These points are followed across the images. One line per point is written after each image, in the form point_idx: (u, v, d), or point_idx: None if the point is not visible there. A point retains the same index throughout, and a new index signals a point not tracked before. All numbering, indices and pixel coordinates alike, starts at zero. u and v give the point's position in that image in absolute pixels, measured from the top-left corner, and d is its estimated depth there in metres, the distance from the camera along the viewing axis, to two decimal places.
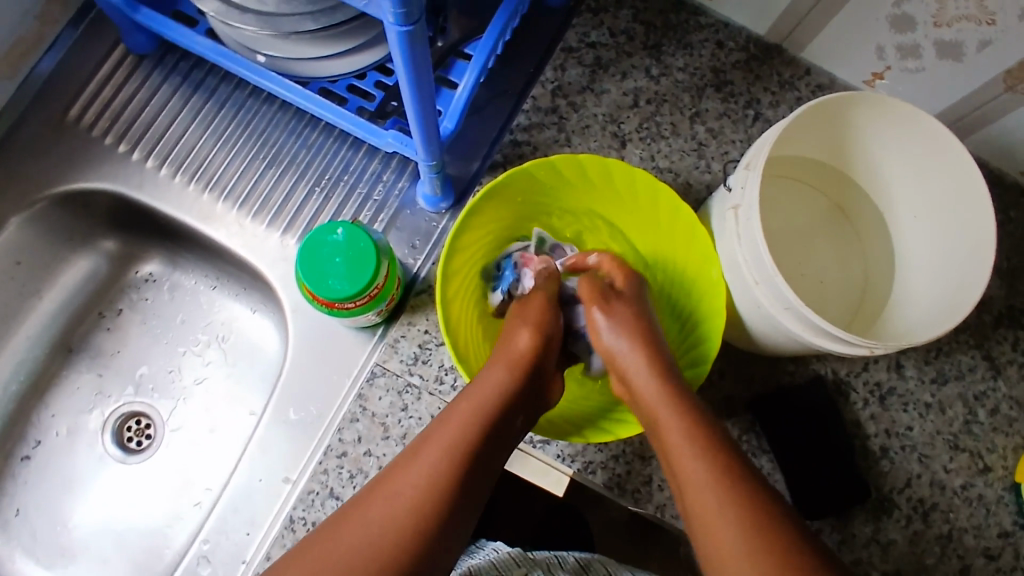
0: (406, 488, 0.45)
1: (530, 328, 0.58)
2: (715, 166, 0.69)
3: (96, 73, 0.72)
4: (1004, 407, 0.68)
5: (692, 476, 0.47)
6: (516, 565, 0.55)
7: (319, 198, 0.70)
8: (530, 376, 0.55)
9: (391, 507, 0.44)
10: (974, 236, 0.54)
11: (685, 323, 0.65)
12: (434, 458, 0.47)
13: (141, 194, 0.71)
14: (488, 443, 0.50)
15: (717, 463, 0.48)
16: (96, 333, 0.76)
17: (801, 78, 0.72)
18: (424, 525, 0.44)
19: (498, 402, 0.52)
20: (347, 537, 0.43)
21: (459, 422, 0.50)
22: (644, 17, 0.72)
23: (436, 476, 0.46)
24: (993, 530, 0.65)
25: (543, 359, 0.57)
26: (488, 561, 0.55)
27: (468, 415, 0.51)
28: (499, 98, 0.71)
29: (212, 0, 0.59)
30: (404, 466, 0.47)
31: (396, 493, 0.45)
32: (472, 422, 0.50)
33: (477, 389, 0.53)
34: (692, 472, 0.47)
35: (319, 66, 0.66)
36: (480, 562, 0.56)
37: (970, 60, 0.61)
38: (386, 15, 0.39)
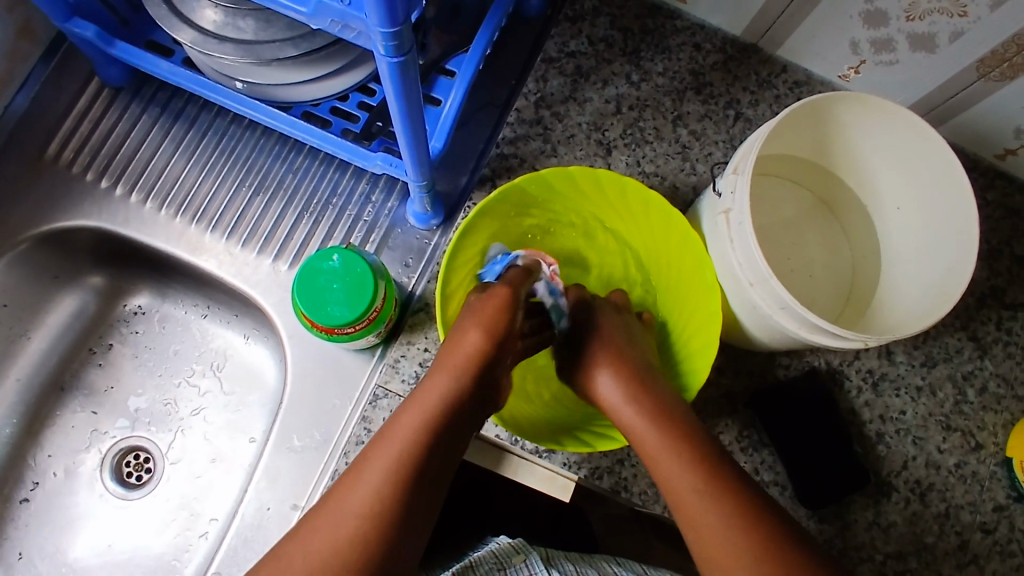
0: (345, 511, 0.45)
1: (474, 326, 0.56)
2: (700, 168, 0.70)
3: (72, 108, 0.71)
4: (992, 385, 0.70)
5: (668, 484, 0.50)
6: (515, 551, 0.55)
7: (309, 222, 0.70)
8: (476, 380, 0.53)
9: (346, 524, 0.44)
10: (958, 224, 0.56)
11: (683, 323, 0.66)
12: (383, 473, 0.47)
13: (128, 229, 0.70)
14: (435, 451, 0.49)
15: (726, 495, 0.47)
16: (87, 370, 0.75)
17: (778, 75, 0.73)
18: (370, 540, 0.44)
19: (439, 412, 0.51)
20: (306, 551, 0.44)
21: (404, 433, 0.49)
22: (622, 24, 0.73)
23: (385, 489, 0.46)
24: (988, 505, 0.67)
25: (493, 355, 0.55)
26: (488, 551, 0.56)
27: (413, 428, 0.49)
28: (483, 112, 0.72)
29: (189, 30, 0.59)
30: (352, 484, 0.47)
31: (348, 513, 0.45)
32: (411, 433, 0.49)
33: (422, 397, 0.52)
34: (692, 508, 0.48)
35: (300, 90, 0.65)
36: (480, 554, 0.56)
37: (943, 51, 0.63)
38: (378, 47, 0.39)
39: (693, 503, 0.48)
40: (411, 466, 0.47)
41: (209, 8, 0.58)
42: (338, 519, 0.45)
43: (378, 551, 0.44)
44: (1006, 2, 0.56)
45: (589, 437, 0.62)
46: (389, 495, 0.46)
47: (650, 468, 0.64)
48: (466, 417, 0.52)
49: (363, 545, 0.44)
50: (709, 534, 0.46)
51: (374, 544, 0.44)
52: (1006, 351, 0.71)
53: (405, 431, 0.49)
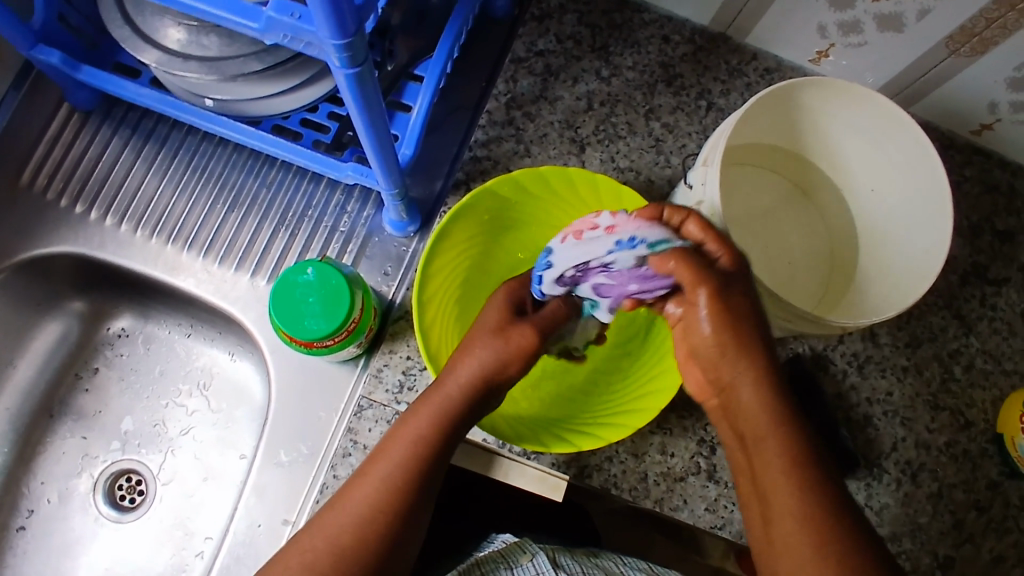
0: (369, 487, 0.48)
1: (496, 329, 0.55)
2: (674, 160, 0.70)
3: (44, 134, 0.71)
4: (979, 362, 0.70)
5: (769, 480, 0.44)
6: (521, 551, 0.55)
7: (285, 235, 0.70)
8: (500, 369, 0.53)
9: (348, 520, 0.46)
10: (931, 204, 0.56)
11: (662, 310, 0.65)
12: (387, 473, 0.48)
13: (105, 252, 0.70)
14: (448, 446, 0.50)
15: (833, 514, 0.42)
16: (75, 395, 0.75)
17: (748, 63, 0.73)
18: (391, 515, 0.47)
19: (458, 399, 0.52)
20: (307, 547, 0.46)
21: (414, 429, 0.50)
22: (589, 20, 0.73)
23: (390, 488, 0.47)
24: (981, 482, 0.67)
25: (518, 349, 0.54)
26: (494, 550, 0.56)
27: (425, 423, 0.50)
28: (455, 116, 0.72)
29: (153, 51, 0.59)
30: (361, 478, 0.48)
31: (359, 506, 0.47)
32: (432, 419, 0.50)
33: (442, 384, 0.52)
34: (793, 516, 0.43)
35: (268, 105, 0.65)
36: (486, 553, 0.57)
37: (910, 30, 0.63)
38: (332, 59, 0.39)
39: (796, 524, 0.42)
40: (420, 461, 0.49)
41: (173, 27, 0.58)
42: (342, 511, 0.47)
43: (380, 548, 0.46)
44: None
45: (573, 436, 0.62)
46: (393, 492, 0.47)
47: (638, 463, 0.64)
48: (485, 404, 0.53)
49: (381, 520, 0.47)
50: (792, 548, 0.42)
51: (393, 519, 0.47)
52: (991, 327, 0.71)
53: (416, 427, 0.50)
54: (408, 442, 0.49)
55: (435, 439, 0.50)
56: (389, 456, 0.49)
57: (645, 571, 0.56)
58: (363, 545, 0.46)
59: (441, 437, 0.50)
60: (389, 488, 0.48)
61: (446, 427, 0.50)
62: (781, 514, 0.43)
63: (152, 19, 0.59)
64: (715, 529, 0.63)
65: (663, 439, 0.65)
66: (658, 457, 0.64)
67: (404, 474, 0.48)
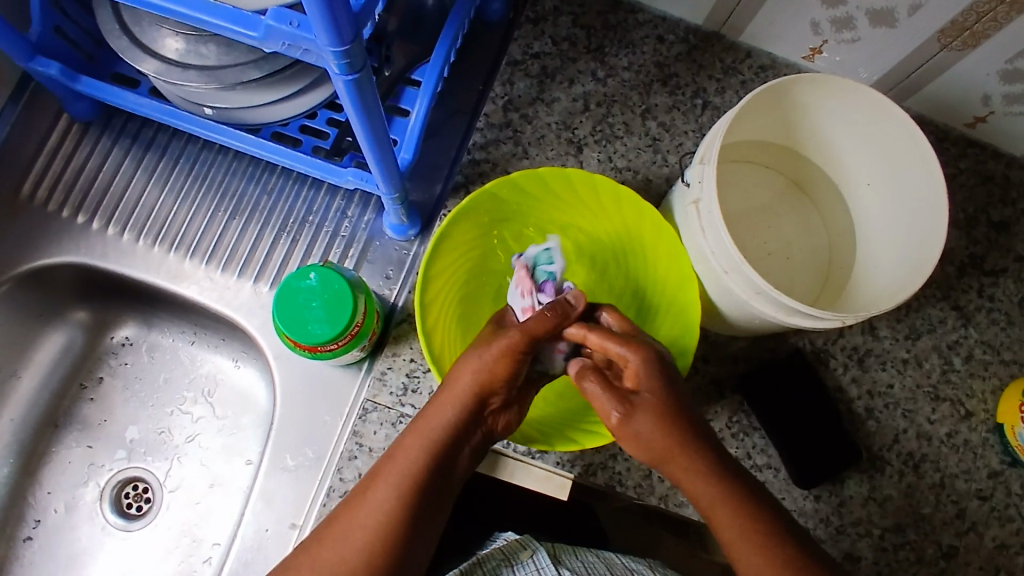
0: (356, 530, 0.47)
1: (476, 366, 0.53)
2: (671, 159, 0.71)
3: (43, 145, 0.71)
4: (978, 352, 0.70)
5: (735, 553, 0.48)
6: (522, 547, 0.56)
7: (287, 241, 0.70)
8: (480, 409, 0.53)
9: (347, 555, 0.46)
10: (926, 196, 0.56)
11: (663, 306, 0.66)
12: (382, 505, 0.48)
13: (107, 262, 0.71)
14: (435, 484, 0.50)
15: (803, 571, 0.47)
16: (79, 405, 0.75)
17: (742, 61, 0.74)
18: (381, 557, 0.47)
19: (442, 440, 0.51)
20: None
21: (409, 463, 0.50)
22: (584, 22, 0.73)
23: (387, 521, 0.47)
24: (983, 472, 0.68)
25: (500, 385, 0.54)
26: (495, 548, 0.57)
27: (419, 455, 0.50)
28: (452, 119, 0.72)
29: (152, 61, 0.59)
30: (355, 513, 0.48)
31: (348, 548, 0.47)
32: (418, 460, 0.50)
33: (426, 421, 0.52)
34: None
35: (268, 112, 0.65)
36: (487, 552, 0.57)
37: (903, 24, 0.64)
38: (331, 66, 0.40)
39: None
40: (414, 493, 0.49)
41: (171, 37, 0.59)
42: (338, 546, 0.47)
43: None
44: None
45: (578, 435, 0.62)
46: (390, 526, 0.47)
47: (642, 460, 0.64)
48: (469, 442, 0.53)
49: (371, 563, 0.46)
50: None
51: (383, 561, 0.47)
52: (989, 318, 0.71)
53: (409, 458, 0.50)
54: (402, 474, 0.49)
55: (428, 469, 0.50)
56: (385, 490, 0.49)
57: (647, 566, 0.57)
58: None
59: (434, 467, 0.50)
60: (387, 521, 0.47)
61: (438, 458, 0.51)
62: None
63: (151, 29, 0.59)
64: None
65: None
66: None
67: (401, 507, 0.48)
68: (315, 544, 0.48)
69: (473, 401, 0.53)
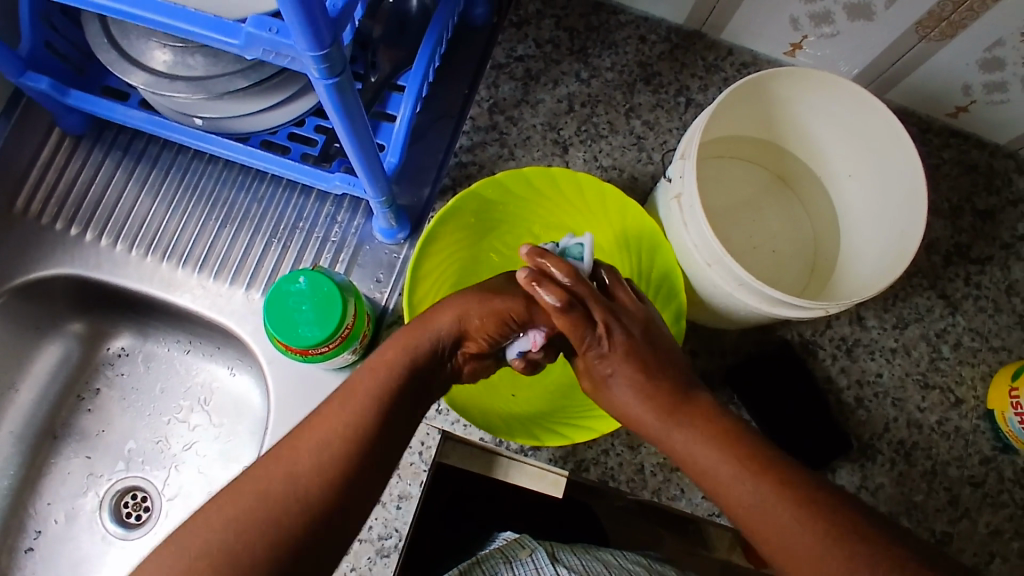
0: (329, 438, 0.48)
1: (455, 311, 0.54)
2: (656, 157, 0.72)
3: (36, 159, 0.72)
4: (966, 340, 0.71)
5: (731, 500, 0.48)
6: (520, 547, 0.57)
7: (278, 248, 0.71)
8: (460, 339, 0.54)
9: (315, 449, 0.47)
10: (906, 185, 0.57)
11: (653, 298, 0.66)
12: (354, 405, 0.49)
13: (101, 273, 0.72)
14: (406, 399, 0.51)
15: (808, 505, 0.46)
16: (77, 416, 0.76)
17: (724, 59, 0.75)
18: (349, 463, 0.47)
19: (423, 357, 0.53)
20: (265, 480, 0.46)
21: (383, 371, 0.51)
22: (567, 24, 0.74)
23: (357, 422, 0.49)
24: (975, 459, 0.68)
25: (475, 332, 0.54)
26: (493, 548, 0.59)
27: (394, 365, 0.51)
28: (439, 124, 0.73)
29: (140, 73, 0.60)
30: (325, 414, 0.49)
31: (319, 455, 0.47)
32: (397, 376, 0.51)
33: (407, 340, 0.53)
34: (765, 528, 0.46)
35: (255, 121, 0.66)
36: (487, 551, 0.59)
37: (880, 17, 0.64)
38: (311, 71, 0.40)
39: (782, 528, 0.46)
40: (389, 404, 0.50)
41: (159, 49, 0.60)
42: (311, 453, 0.47)
43: (352, 481, 0.47)
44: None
45: (567, 430, 0.63)
46: (360, 427, 0.49)
47: (634, 454, 0.64)
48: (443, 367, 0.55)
49: (341, 469, 0.47)
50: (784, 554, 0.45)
51: (353, 467, 0.48)
52: (976, 305, 0.72)
53: (384, 366, 0.51)
54: (376, 381, 0.51)
55: (400, 384, 0.51)
56: (357, 392, 0.50)
57: (644, 567, 0.56)
58: (324, 490, 0.46)
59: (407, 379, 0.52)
60: (356, 422, 0.49)
61: (413, 371, 0.52)
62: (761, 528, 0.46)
63: (139, 43, 0.61)
64: (713, 516, 0.63)
65: None
66: (654, 447, 0.64)
67: (372, 411, 0.49)
68: (282, 446, 0.48)
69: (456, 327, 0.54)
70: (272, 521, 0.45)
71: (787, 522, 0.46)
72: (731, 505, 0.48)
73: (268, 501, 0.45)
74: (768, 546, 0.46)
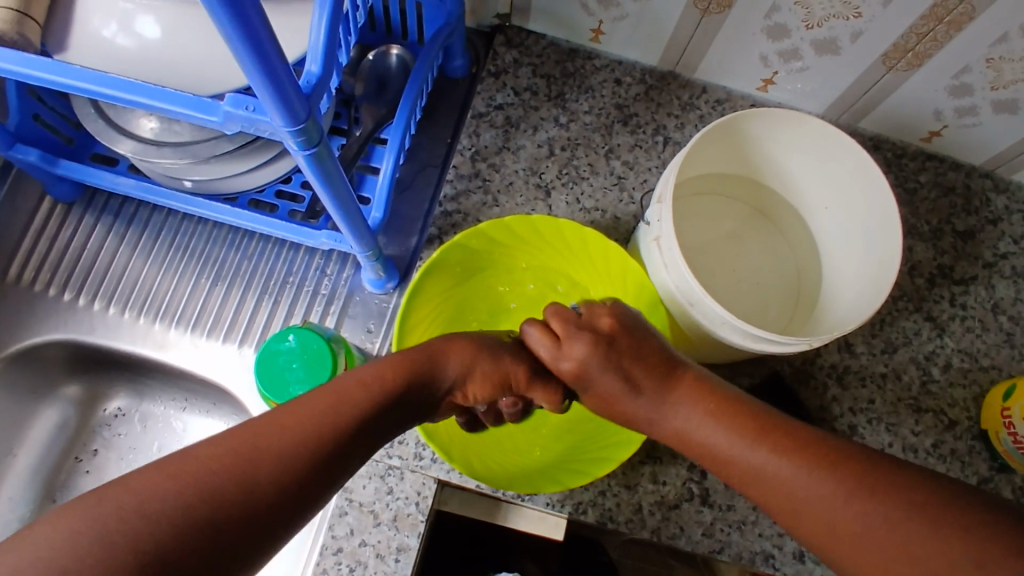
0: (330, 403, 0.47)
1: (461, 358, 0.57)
2: (637, 197, 0.73)
3: (29, 225, 0.73)
4: (956, 361, 0.71)
5: (737, 471, 0.48)
6: None
7: (269, 303, 0.72)
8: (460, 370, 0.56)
9: (290, 441, 0.43)
10: (882, 215, 0.58)
11: None
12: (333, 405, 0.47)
13: (95, 336, 0.73)
14: (391, 405, 0.50)
15: (816, 453, 0.45)
16: (75, 479, 0.76)
17: (699, 97, 0.77)
18: (326, 438, 0.45)
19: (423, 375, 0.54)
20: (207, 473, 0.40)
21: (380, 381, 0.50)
22: (543, 71, 0.76)
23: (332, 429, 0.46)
24: (973, 480, 0.68)
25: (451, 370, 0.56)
26: None
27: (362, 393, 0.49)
28: (423, 174, 0.75)
29: (127, 141, 0.62)
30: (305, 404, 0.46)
31: (318, 415, 0.46)
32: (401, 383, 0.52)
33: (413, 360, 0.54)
34: (778, 490, 0.46)
35: (242, 180, 0.68)
36: None
37: (847, 51, 0.66)
38: (290, 144, 0.42)
39: (788, 484, 0.45)
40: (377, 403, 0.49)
41: (145, 118, 0.62)
42: (310, 415, 0.46)
43: (319, 456, 0.44)
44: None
45: (562, 475, 0.62)
46: (340, 422, 0.46)
47: (632, 494, 0.64)
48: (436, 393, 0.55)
49: (324, 438, 0.45)
50: (800, 508, 0.44)
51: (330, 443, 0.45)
52: (964, 326, 0.73)
53: (369, 380, 0.50)
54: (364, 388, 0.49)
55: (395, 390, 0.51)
56: (343, 389, 0.48)
57: None
58: (302, 449, 0.44)
59: (385, 398, 0.50)
60: (333, 423, 0.46)
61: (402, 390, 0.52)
62: (771, 483, 0.46)
63: (124, 111, 0.62)
64: (715, 552, 0.63)
65: (654, 468, 0.65)
66: (651, 486, 0.64)
67: (350, 419, 0.47)
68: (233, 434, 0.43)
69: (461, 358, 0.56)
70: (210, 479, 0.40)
71: (787, 485, 0.45)
72: (736, 476, 0.48)
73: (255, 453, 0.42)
74: (776, 509, 0.46)
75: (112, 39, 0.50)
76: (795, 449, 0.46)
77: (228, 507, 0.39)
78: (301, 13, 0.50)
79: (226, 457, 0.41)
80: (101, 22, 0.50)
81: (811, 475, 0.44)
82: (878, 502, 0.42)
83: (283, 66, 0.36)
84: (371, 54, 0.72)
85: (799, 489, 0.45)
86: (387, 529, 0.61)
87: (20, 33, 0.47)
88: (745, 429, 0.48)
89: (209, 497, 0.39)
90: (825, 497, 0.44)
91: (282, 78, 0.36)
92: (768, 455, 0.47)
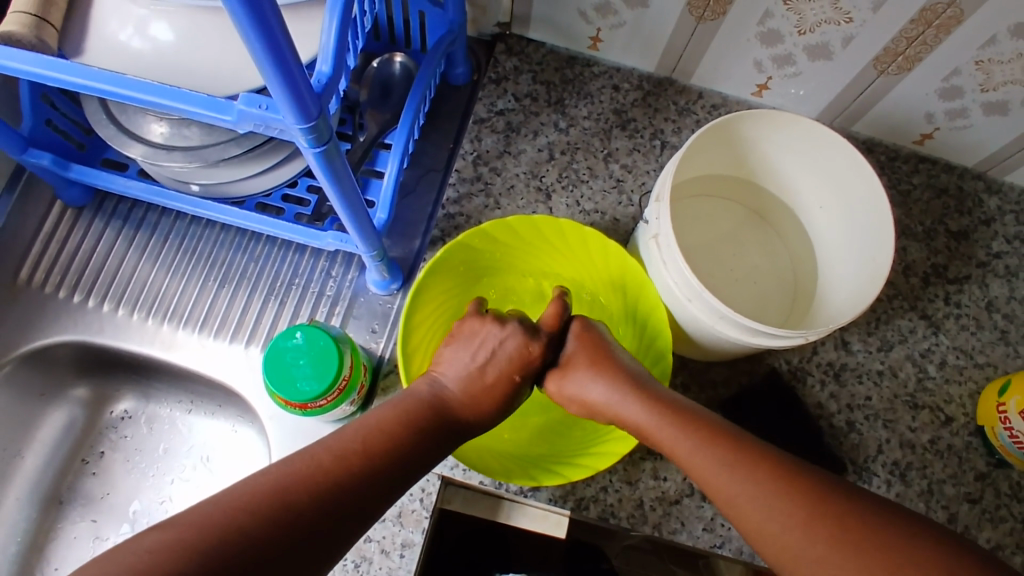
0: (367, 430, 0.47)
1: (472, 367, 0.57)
2: (635, 199, 0.75)
3: (40, 229, 0.75)
4: (951, 358, 0.73)
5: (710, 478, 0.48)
6: None
7: (275, 305, 0.73)
8: (490, 402, 0.56)
9: (319, 466, 0.43)
10: (875, 213, 0.59)
11: (641, 331, 0.68)
12: (368, 429, 0.48)
13: (104, 337, 0.74)
14: (427, 438, 0.50)
15: (791, 480, 0.44)
16: (82, 480, 0.77)
17: (695, 102, 0.79)
18: (363, 462, 0.45)
19: (454, 414, 0.54)
20: (249, 498, 0.39)
21: (411, 412, 0.51)
22: (543, 78, 0.78)
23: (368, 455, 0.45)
24: (971, 475, 0.69)
25: (477, 409, 0.56)
26: None
27: (398, 423, 0.49)
28: (426, 178, 0.77)
29: (138, 145, 0.64)
30: (344, 435, 0.46)
31: (355, 443, 0.46)
32: (430, 415, 0.52)
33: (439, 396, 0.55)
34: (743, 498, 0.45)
35: (249, 183, 0.69)
36: None
37: (838, 56, 0.68)
38: (300, 142, 0.43)
39: (754, 495, 0.45)
40: (413, 433, 0.49)
41: (155, 122, 0.63)
42: (347, 442, 0.46)
43: (356, 480, 0.44)
44: (884, 3, 0.60)
45: (562, 468, 0.63)
46: (378, 448, 0.46)
47: (633, 490, 0.65)
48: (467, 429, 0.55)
49: (360, 464, 0.45)
50: (758, 520, 0.44)
51: (367, 467, 0.45)
52: (958, 324, 0.74)
53: (404, 412, 0.51)
54: (401, 413, 0.50)
55: (429, 421, 0.52)
56: (378, 416, 0.49)
57: None
58: (342, 472, 0.43)
59: (418, 428, 0.50)
60: (370, 449, 0.46)
61: (436, 416, 0.52)
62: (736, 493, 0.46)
63: (135, 116, 0.64)
64: (715, 547, 0.64)
65: (655, 464, 0.66)
66: (652, 482, 0.65)
67: (386, 446, 0.47)
68: (284, 466, 0.43)
69: (489, 389, 0.57)
70: (253, 500, 0.39)
71: (755, 498, 0.44)
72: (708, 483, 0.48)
73: (296, 475, 0.42)
74: (738, 520, 0.45)
75: (127, 42, 0.52)
76: (770, 471, 0.45)
77: (266, 524, 0.38)
78: (310, 18, 0.51)
79: (265, 482, 0.40)
80: (117, 27, 0.52)
81: (770, 496, 0.44)
82: (814, 530, 0.41)
83: (297, 66, 0.38)
84: (376, 62, 0.75)
85: (763, 506, 0.44)
86: (392, 525, 0.62)
87: (37, 37, 0.48)
88: (726, 444, 0.48)
89: (250, 513, 0.38)
90: (786, 517, 0.43)
91: (295, 77, 0.38)
92: (736, 470, 0.46)
